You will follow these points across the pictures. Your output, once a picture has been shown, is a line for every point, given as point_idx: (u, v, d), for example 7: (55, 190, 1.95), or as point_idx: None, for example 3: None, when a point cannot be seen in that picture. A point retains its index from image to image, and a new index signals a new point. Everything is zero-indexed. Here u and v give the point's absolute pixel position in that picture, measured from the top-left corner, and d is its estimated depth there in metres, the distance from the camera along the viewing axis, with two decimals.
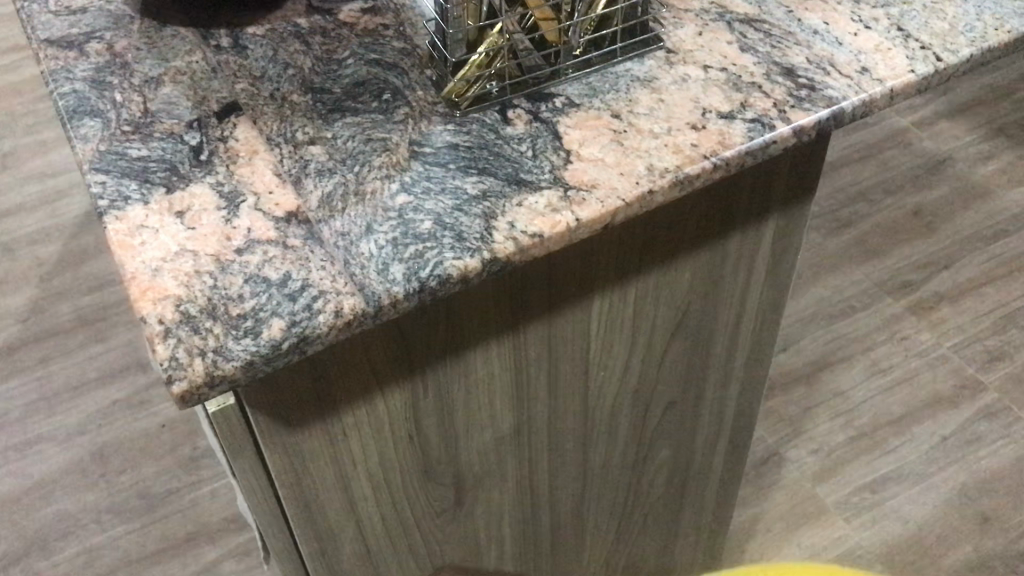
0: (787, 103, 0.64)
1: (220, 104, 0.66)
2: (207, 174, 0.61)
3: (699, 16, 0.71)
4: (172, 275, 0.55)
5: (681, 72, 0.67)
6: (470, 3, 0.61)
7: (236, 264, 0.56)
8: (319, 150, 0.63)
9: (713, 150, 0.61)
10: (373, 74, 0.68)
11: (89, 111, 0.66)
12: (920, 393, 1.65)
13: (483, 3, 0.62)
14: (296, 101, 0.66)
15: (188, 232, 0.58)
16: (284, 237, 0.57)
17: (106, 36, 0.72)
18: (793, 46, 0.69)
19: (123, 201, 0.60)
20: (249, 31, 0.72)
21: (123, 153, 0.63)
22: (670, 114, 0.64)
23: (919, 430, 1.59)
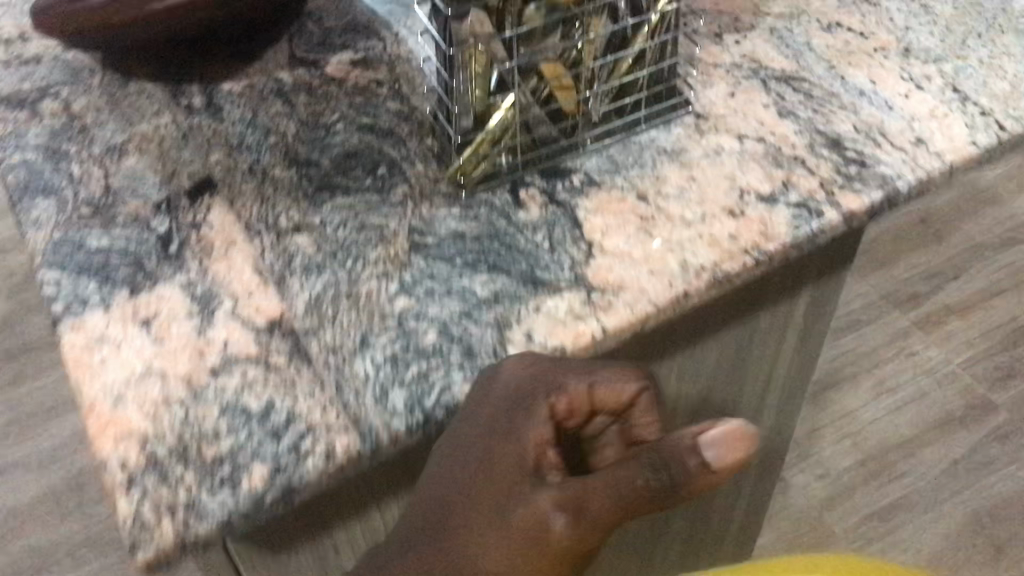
0: (835, 183, 0.57)
1: (192, 181, 0.58)
2: (177, 272, 0.53)
3: (730, 72, 0.63)
4: (137, 405, 0.48)
5: (713, 142, 0.59)
6: (477, 77, 0.52)
7: (211, 389, 0.48)
8: (306, 240, 0.55)
9: (755, 243, 0.54)
10: (365, 143, 0.60)
11: (43, 189, 0.58)
12: (932, 412, 1.59)
13: (492, 75, 0.53)
14: (279, 177, 0.58)
15: (156, 347, 0.50)
16: (266, 354, 0.50)
17: (62, 92, 0.64)
18: (838, 111, 0.61)
19: (80, 306, 0.52)
20: (225, 87, 0.64)
21: (81, 244, 0.55)
22: (704, 195, 0.56)
23: (933, 451, 1.54)
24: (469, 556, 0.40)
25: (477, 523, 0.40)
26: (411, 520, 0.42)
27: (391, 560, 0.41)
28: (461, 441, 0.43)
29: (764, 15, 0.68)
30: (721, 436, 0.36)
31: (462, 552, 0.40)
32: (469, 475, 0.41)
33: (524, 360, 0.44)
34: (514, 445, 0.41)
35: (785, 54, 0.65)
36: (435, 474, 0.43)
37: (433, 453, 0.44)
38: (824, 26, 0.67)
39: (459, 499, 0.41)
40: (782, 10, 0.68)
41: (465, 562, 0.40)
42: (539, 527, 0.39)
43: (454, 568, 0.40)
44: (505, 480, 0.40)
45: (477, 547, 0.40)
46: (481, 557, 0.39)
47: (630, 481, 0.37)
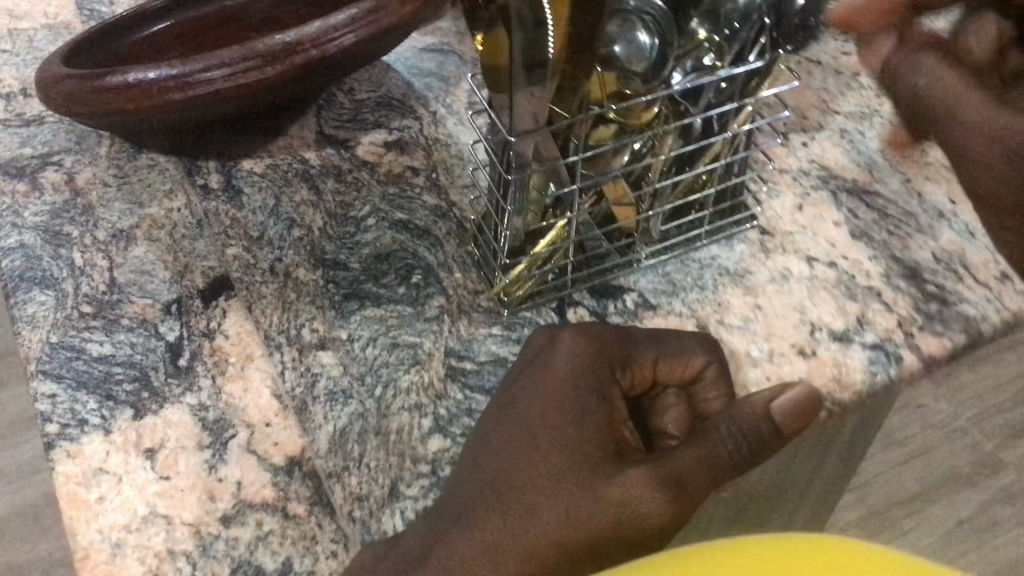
0: (914, 322, 0.52)
1: (207, 279, 0.53)
2: (187, 391, 0.48)
3: (797, 181, 0.59)
4: (137, 557, 0.42)
5: (779, 265, 0.55)
6: (534, 201, 0.47)
7: (221, 541, 0.43)
8: (331, 357, 0.49)
9: (828, 391, 0.49)
10: (399, 243, 0.55)
11: (39, 278, 0.52)
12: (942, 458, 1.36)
13: (550, 198, 0.47)
14: (303, 280, 0.53)
15: (160, 484, 0.45)
16: (285, 499, 0.45)
17: (66, 162, 0.58)
18: (915, 234, 0.56)
19: (77, 427, 0.46)
20: (246, 165, 0.58)
21: (79, 350, 0.49)
22: (770, 329, 0.51)
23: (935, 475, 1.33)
24: (555, 517, 0.39)
25: (570, 502, 0.40)
26: (471, 494, 0.41)
27: (455, 530, 0.40)
28: (531, 416, 0.43)
29: (832, 113, 0.63)
30: (793, 400, 0.43)
31: (549, 523, 0.39)
32: (554, 456, 0.41)
33: (586, 336, 0.46)
34: (591, 431, 0.42)
35: (857, 163, 0.60)
36: (501, 442, 0.43)
37: (487, 427, 0.44)
38: (897, 130, 0.62)
39: (540, 477, 0.41)
40: (851, 109, 0.63)
41: (555, 523, 0.39)
42: (638, 497, 0.39)
43: (539, 526, 0.39)
44: (589, 453, 0.41)
45: (566, 509, 0.39)
46: (565, 521, 0.39)
47: (708, 450, 0.41)
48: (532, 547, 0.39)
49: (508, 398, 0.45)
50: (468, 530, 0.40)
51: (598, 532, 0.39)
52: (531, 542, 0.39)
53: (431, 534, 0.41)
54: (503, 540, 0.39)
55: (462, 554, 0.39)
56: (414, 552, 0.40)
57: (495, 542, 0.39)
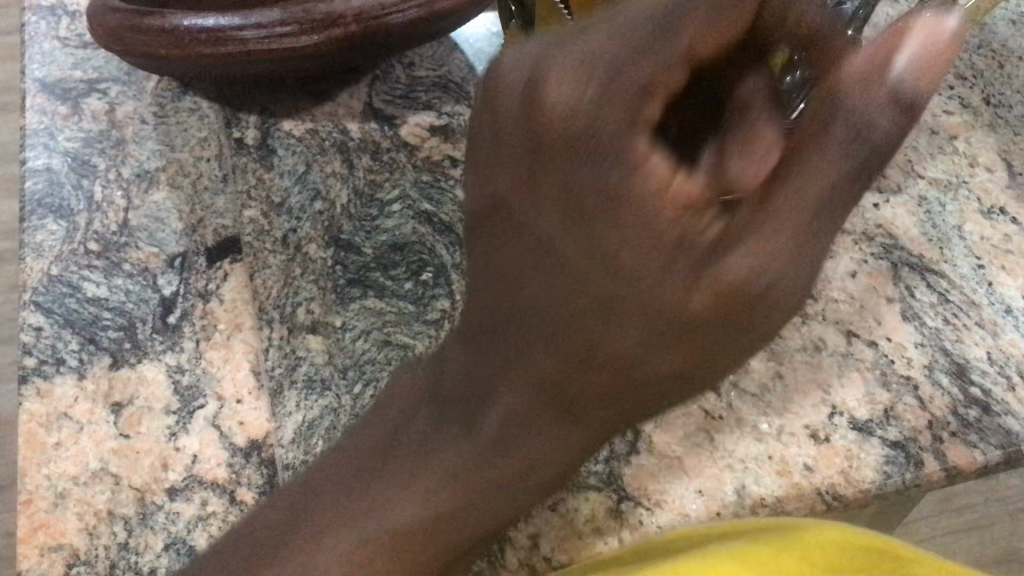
0: (946, 426, 0.47)
1: (217, 238, 0.52)
2: (168, 350, 0.47)
3: (858, 243, 0.54)
4: (77, 512, 0.42)
5: (815, 332, 0.50)
6: None
7: (163, 513, 0.42)
8: (318, 342, 0.48)
9: (831, 482, 0.45)
10: (417, 235, 0.52)
11: (56, 207, 0.52)
12: (1006, 552, 1.03)
13: None
14: (312, 256, 0.51)
15: (118, 442, 0.44)
16: (236, 483, 0.43)
17: (110, 91, 0.58)
18: (974, 327, 0.51)
19: (53, 365, 0.46)
20: (286, 125, 0.57)
21: (75, 288, 0.49)
22: (787, 404, 0.47)
23: (992, 553, 1.02)
24: (597, 364, 0.31)
25: (608, 336, 0.30)
26: (484, 325, 0.34)
27: (489, 381, 0.34)
28: (522, 236, 0.30)
29: (915, 176, 0.58)
30: (925, 53, 0.29)
31: (581, 384, 0.32)
32: (573, 278, 0.30)
33: (584, 78, 0.28)
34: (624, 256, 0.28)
35: (928, 236, 0.55)
36: (488, 248, 0.32)
37: (480, 252, 0.32)
38: (982, 209, 0.57)
39: (553, 319, 0.31)
40: (938, 175, 0.58)
41: (588, 372, 0.32)
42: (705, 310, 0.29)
43: (580, 385, 0.32)
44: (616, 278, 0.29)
45: (613, 341, 0.30)
46: (610, 364, 0.31)
47: (820, 187, 0.28)
48: (569, 394, 0.33)
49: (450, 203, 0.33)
50: (513, 380, 0.34)
51: (695, 334, 0.29)
52: (601, 374, 0.32)
53: (462, 383, 0.36)
54: (535, 393, 0.33)
55: (516, 408, 0.34)
56: (456, 390, 0.36)
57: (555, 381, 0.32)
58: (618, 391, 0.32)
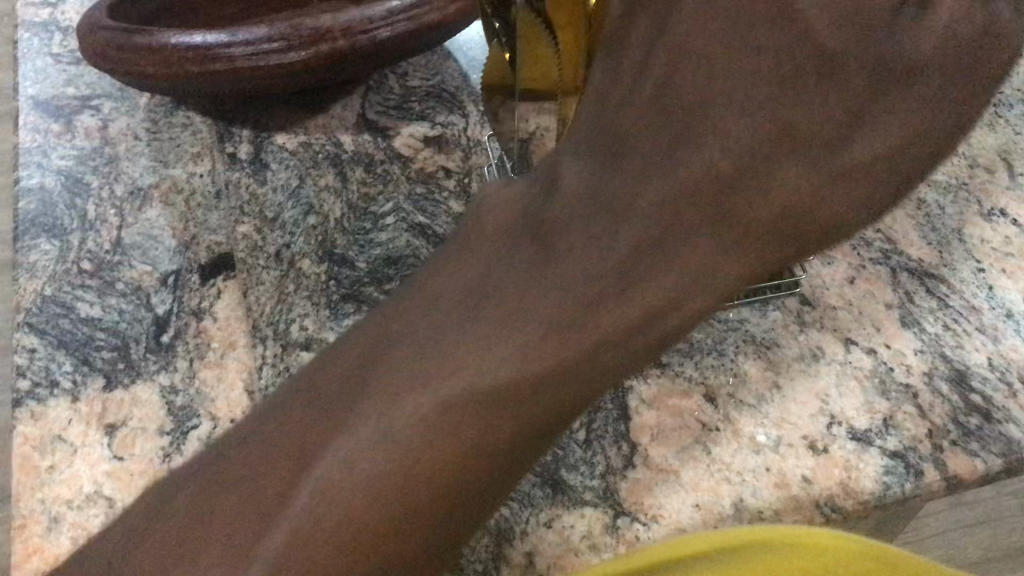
0: (947, 435, 0.46)
1: (210, 254, 0.51)
2: (161, 370, 0.47)
3: (855, 251, 0.54)
4: (71, 537, 0.41)
5: (812, 341, 0.50)
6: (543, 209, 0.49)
7: None
8: (312, 359, 0.47)
9: (830, 494, 0.44)
10: (412, 248, 0.52)
11: (49, 226, 0.52)
12: None
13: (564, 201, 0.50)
14: (305, 271, 0.51)
15: (112, 464, 0.43)
16: None
17: (103, 107, 0.59)
18: (974, 332, 0.51)
19: (47, 388, 0.46)
20: (279, 139, 0.57)
21: (68, 308, 0.49)
22: (785, 414, 0.47)
23: (1008, 547, 1.02)
24: (787, 168, 0.37)
25: (794, 163, 0.37)
26: (680, 171, 0.37)
27: (686, 224, 0.36)
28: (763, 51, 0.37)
29: None
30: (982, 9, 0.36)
31: (765, 178, 0.37)
32: (792, 116, 0.37)
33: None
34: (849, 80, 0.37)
35: (927, 241, 0.55)
36: (718, 79, 0.38)
37: (696, 43, 0.38)
38: (982, 211, 0.56)
39: (758, 104, 0.37)
40: (936, 177, 0.58)
41: (785, 172, 0.37)
42: (898, 129, 0.37)
43: (767, 174, 0.37)
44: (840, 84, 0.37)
45: (799, 156, 0.37)
46: (793, 167, 0.37)
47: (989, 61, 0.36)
48: (748, 193, 0.37)
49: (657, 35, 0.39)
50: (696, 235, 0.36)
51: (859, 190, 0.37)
52: (794, 215, 0.37)
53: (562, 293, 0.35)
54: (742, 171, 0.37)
55: (700, 258, 0.36)
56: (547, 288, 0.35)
57: (748, 222, 0.37)
58: (779, 222, 0.37)
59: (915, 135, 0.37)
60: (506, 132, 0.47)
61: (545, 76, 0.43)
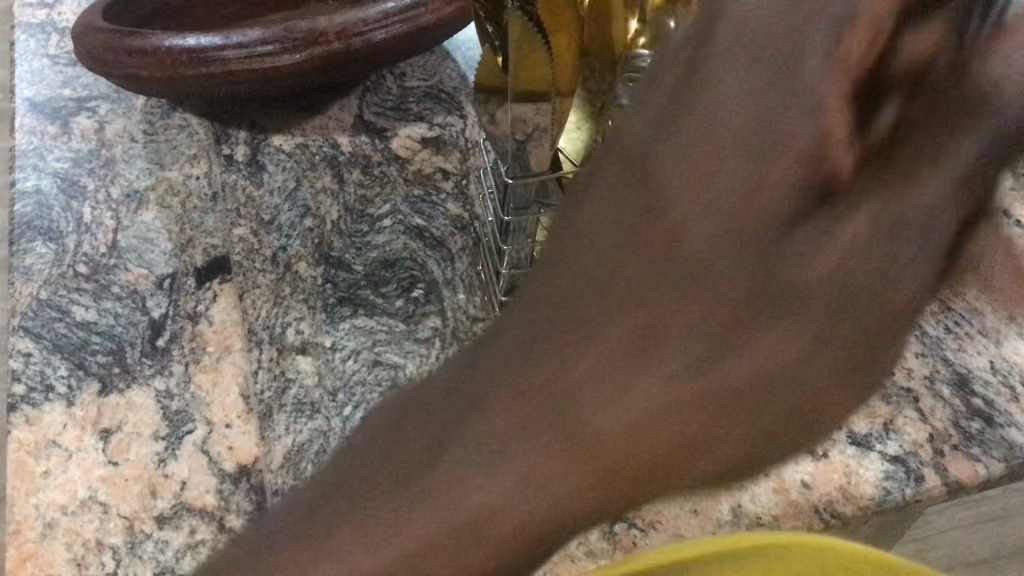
0: (948, 439, 0.46)
1: (206, 258, 0.51)
2: (157, 374, 0.47)
3: None
4: (65, 542, 0.40)
5: None
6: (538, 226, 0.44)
7: (150, 542, 0.40)
8: (309, 364, 0.47)
9: (831, 499, 0.44)
10: (410, 251, 0.52)
11: (44, 229, 0.52)
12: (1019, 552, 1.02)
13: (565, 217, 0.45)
14: (302, 274, 0.51)
15: (107, 470, 0.43)
16: (223, 509, 0.42)
17: (99, 110, 0.59)
18: (974, 335, 0.50)
19: (41, 392, 0.45)
20: (275, 141, 0.57)
21: (64, 312, 0.49)
22: None
23: None
24: (670, 346, 0.26)
25: (718, 432, 0.25)
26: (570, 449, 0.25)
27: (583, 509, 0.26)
28: (777, 125, 0.26)
29: None
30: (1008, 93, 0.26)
31: (673, 300, 0.26)
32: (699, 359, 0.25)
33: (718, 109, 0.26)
34: (832, 239, 0.25)
35: None
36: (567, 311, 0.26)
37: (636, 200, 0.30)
38: None
39: (722, 216, 0.26)
40: None
41: (652, 352, 0.25)
42: (771, 370, 0.25)
43: (629, 316, 0.26)
44: (818, 194, 0.26)
45: (700, 297, 0.26)
46: (662, 367, 0.25)
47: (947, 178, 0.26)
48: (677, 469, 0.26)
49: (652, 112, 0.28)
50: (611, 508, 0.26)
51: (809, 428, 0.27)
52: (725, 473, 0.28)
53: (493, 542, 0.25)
54: (652, 288, 0.26)
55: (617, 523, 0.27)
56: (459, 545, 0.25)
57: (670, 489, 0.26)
58: (620, 443, 0.25)
59: (855, 344, 0.25)
60: (500, 133, 0.42)
61: (536, 79, 0.39)
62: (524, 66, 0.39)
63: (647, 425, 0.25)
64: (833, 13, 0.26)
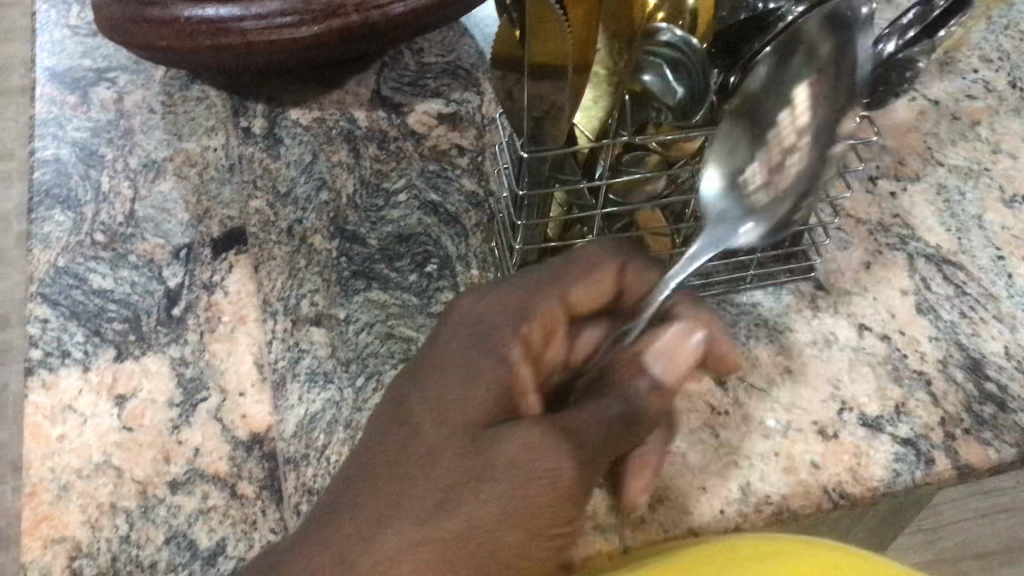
0: (960, 424, 0.46)
1: (222, 229, 0.52)
2: (172, 342, 0.47)
3: (873, 235, 0.53)
4: (80, 505, 0.42)
5: (826, 327, 0.49)
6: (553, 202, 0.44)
7: (163, 507, 0.42)
8: (322, 335, 0.47)
9: (839, 480, 0.44)
10: (424, 226, 0.52)
11: (63, 197, 0.52)
12: None
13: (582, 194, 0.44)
14: (317, 247, 0.51)
15: (121, 435, 0.44)
16: (237, 476, 0.43)
17: (118, 80, 0.59)
18: (990, 319, 0.50)
19: (58, 358, 0.46)
20: (293, 114, 0.57)
21: (81, 280, 0.49)
22: (796, 400, 0.47)
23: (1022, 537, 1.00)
24: (408, 497, 0.34)
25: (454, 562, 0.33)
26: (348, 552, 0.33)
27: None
28: (477, 374, 0.36)
29: (934, 164, 0.57)
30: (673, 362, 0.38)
31: (423, 462, 0.34)
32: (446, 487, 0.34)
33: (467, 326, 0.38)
34: (512, 441, 0.34)
35: (946, 225, 0.54)
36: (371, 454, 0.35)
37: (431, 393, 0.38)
38: (1005, 198, 0.55)
39: (448, 419, 0.35)
40: (959, 162, 0.57)
41: (395, 514, 0.33)
42: (480, 523, 0.33)
43: (375, 491, 0.34)
44: (502, 416, 0.35)
45: (421, 474, 0.34)
46: (397, 532, 0.33)
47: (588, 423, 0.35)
48: None
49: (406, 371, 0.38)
50: None
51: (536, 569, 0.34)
52: None
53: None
54: (405, 467, 0.34)
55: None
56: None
57: None
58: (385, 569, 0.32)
59: (540, 500, 0.34)
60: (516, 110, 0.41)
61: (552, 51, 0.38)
62: (538, 38, 0.37)
63: (404, 555, 0.33)
64: (528, 308, 0.38)
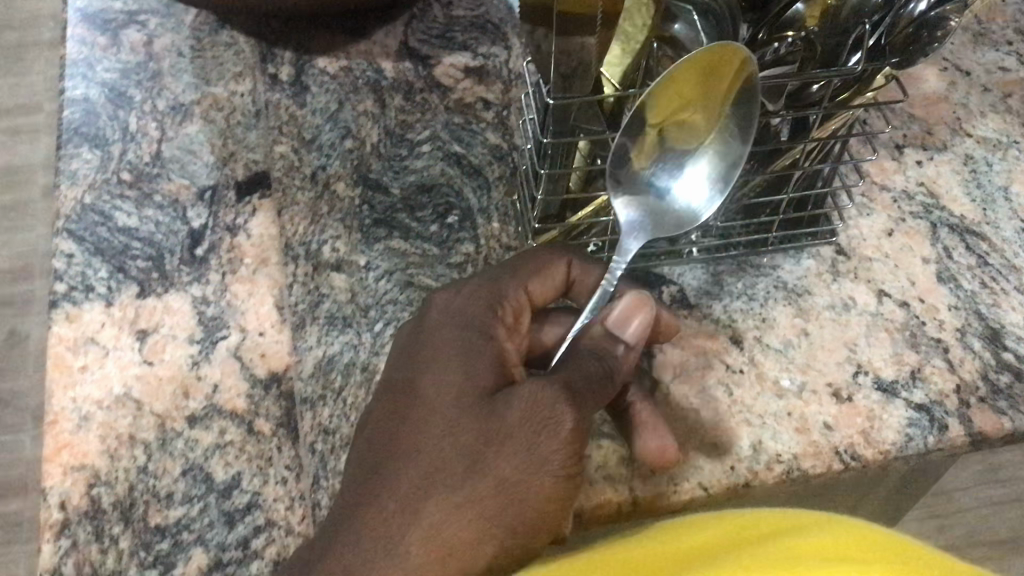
0: (976, 392, 0.46)
1: (247, 172, 0.52)
2: (194, 281, 0.48)
3: (896, 203, 0.53)
4: (99, 434, 0.42)
5: (845, 291, 0.49)
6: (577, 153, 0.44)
7: (181, 440, 0.43)
8: (343, 281, 0.48)
9: (851, 442, 0.44)
10: (446, 177, 0.52)
11: (91, 136, 0.53)
12: None
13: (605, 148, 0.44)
14: (340, 194, 0.51)
15: (141, 368, 0.44)
16: (254, 414, 0.44)
17: (149, 23, 0.59)
18: (1012, 291, 0.50)
19: (82, 292, 0.47)
20: (320, 63, 0.57)
21: (106, 217, 0.49)
22: (811, 361, 0.47)
23: None
24: (437, 471, 0.35)
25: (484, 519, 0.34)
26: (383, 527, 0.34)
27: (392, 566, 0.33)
28: (469, 348, 0.37)
29: (962, 135, 0.56)
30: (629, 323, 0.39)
31: (439, 433, 0.35)
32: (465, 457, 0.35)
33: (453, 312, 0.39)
34: (515, 403, 0.35)
35: (971, 196, 0.54)
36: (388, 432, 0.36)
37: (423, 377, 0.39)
38: None
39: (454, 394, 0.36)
40: (987, 134, 0.56)
41: (433, 486, 0.34)
42: (506, 479, 0.34)
43: (406, 472, 0.35)
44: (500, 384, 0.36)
45: (440, 442, 0.35)
46: (435, 507, 0.34)
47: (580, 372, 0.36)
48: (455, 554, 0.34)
49: (396, 366, 0.39)
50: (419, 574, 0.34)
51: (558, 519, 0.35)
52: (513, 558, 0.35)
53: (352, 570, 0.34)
54: (423, 440, 0.35)
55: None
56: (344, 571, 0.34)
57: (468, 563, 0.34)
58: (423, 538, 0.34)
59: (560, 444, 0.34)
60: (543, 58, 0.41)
61: None
62: None
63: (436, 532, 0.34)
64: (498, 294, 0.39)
